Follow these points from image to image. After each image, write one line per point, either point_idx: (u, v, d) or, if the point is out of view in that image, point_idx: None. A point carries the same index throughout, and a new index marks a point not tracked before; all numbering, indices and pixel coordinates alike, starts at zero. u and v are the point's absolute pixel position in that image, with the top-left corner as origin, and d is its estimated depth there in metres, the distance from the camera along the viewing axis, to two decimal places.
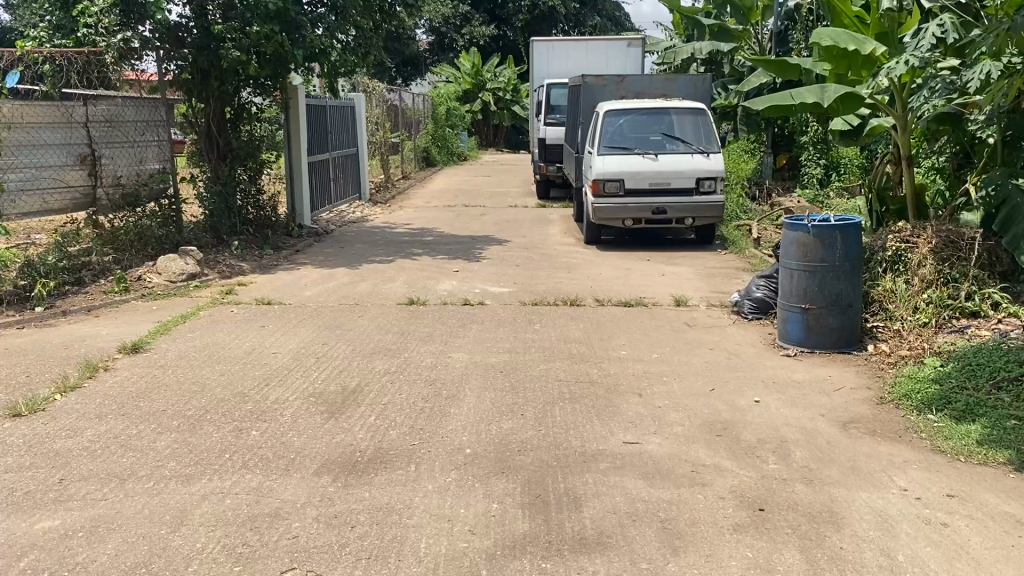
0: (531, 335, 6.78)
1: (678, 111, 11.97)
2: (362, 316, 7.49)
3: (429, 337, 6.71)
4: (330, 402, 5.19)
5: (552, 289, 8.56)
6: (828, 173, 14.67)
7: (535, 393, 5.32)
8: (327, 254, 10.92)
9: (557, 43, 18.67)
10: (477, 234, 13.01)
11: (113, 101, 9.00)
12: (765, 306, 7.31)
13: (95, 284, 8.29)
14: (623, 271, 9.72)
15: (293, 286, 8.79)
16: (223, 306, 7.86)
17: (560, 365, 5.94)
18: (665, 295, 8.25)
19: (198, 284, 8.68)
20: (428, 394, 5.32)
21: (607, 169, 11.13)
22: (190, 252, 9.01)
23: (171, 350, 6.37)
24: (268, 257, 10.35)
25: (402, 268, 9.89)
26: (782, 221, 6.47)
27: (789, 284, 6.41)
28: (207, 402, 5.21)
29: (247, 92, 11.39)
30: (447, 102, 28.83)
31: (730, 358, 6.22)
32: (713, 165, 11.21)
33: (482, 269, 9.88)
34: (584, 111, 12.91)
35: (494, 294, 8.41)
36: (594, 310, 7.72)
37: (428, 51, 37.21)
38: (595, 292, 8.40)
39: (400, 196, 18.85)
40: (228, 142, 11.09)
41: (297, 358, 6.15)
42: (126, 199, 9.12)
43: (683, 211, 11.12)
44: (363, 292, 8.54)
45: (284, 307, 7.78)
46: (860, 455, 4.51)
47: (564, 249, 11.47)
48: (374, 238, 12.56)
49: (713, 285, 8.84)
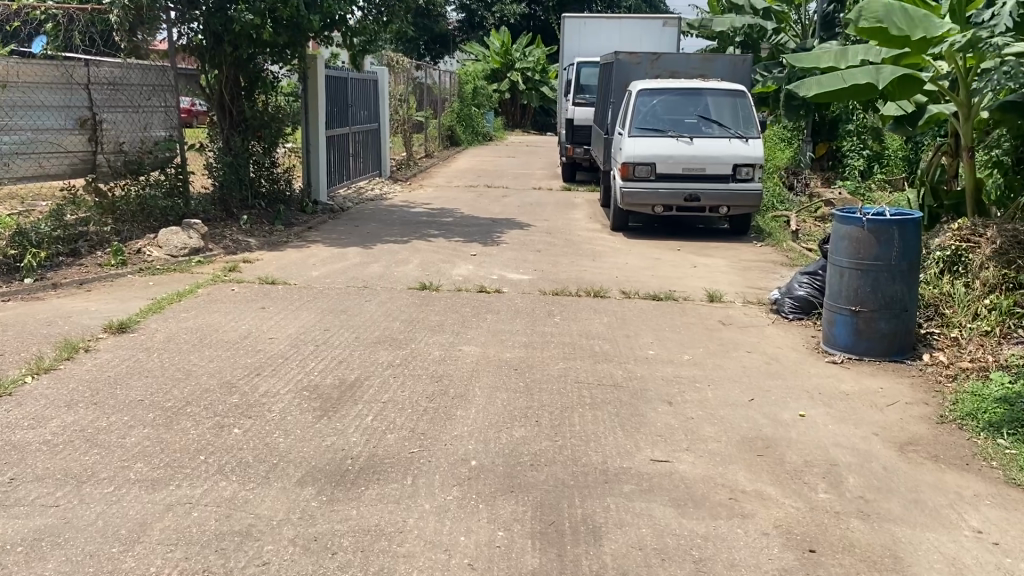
0: (551, 329, 6.23)
1: (716, 92, 11.30)
2: (370, 300, 6.98)
3: (439, 326, 6.19)
4: (325, 398, 4.67)
5: (576, 278, 8.00)
6: (871, 165, 14.00)
7: (553, 397, 4.77)
8: (340, 233, 10.42)
9: (589, 20, 18.04)
10: (498, 216, 12.46)
11: (117, 63, 8.51)
12: (807, 305, 6.74)
13: (91, 256, 7.85)
14: (651, 261, 9.14)
15: (300, 265, 8.30)
16: (224, 284, 7.39)
17: (582, 365, 5.39)
18: (697, 289, 7.67)
19: (201, 260, 8.21)
20: (434, 392, 4.79)
21: (638, 152, 10.51)
22: (194, 225, 8.55)
23: (161, 331, 5.90)
24: (278, 233, 9.86)
25: (417, 250, 9.37)
26: (833, 213, 5.86)
27: (838, 283, 5.81)
28: (189, 392, 4.72)
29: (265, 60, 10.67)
30: (474, 81, 28.20)
31: (769, 364, 5.64)
32: (751, 151, 10.55)
33: (502, 253, 9.34)
34: (615, 90, 12.25)
35: (513, 281, 7.87)
36: (620, 303, 7.16)
37: (457, 29, 36.51)
38: (621, 283, 7.84)
39: (421, 175, 18.30)
40: (242, 111, 10.53)
41: (295, 344, 5.65)
42: (129, 167, 8.65)
43: (718, 199, 10.49)
44: (375, 274, 8.04)
45: (288, 288, 7.28)
46: (923, 485, 3.93)
47: (590, 236, 10.89)
48: (391, 217, 12.05)
49: (748, 280, 8.24)
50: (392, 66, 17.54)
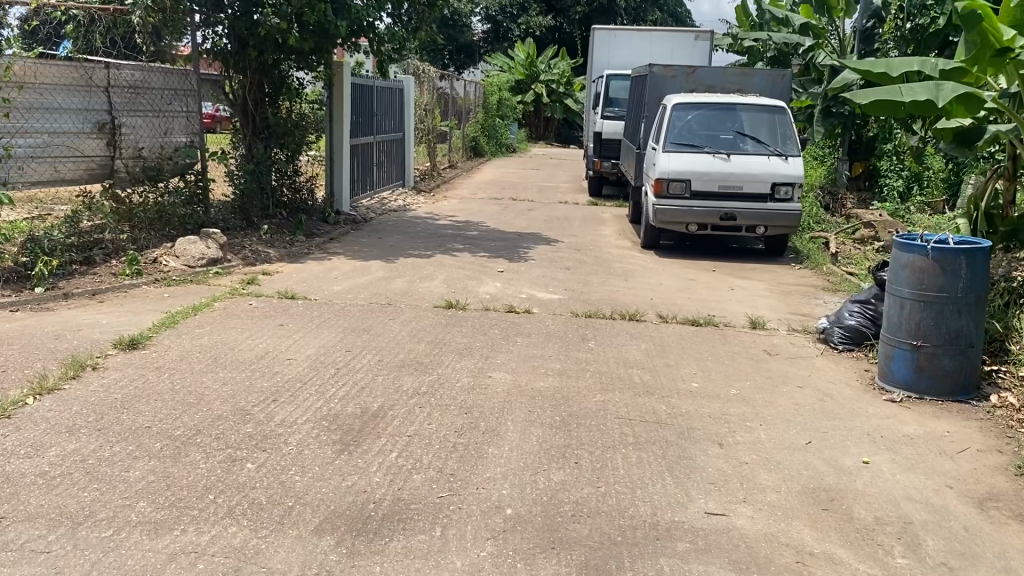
0: (586, 355, 5.85)
1: (754, 108, 10.90)
2: (394, 318, 6.63)
3: (467, 349, 5.82)
4: (346, 430, 4.32)
5: (608, 300, 7.61)
6: (911, 186, 13.53)
7: (592, 435, 4.38)
8: (362, 244, 10.10)
9: (620, 31, 17.68)
10: (525, 231, 12.10)
11: (139, 66, 8.26)
12: (858, 336, 6.33)
13: (105, 265, 7.56)
14: (687, 282, 8.75)
15: (321, 279, 7.97)
16: (242, 298, 7.07)
17: (622, 397, 5.01)
18: (738, 314, 7.27)
19: (218, 271, 7.91)
20: (463, 426, 4.42)
21: (673, 168, 10.14)
22: (212, 234, 8.26)
23: (173, 349, 5.58)
24: (299, 244, 9.55)
25: (442, 265, 9.03)
26: (893, 239, 5.45)
27: (897, 315, 5.40)
28: (200, 420, 4.38)
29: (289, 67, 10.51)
30: (499, 92, 27.90)
31: (823, 402, 5.23)
32: (791, 169, 10.14)
33: (530, 270, 8.98)
34: (648, 104, 11.90)
35: (543, 301, 7.50)
36: (657, 328, 6.76)
37: (483, 40, 36.30)
38: (657, 305, 7.44)
39: (445, 186, 18.00)
40: (265, 118, 10.28)
41: (314, 367, 5.30)
42: (147, 173, 8.37)
43: (755, 218, 10.07)
44: (399, 290, 7.70)
45: (308, 304, 6.94)
46: (1011, 550, 3.50)
47: (620, 253, 10.51)
48: (414, 229, 11.73)
49: (790, 306, 7.82)
50: (418, 75, 17.27)
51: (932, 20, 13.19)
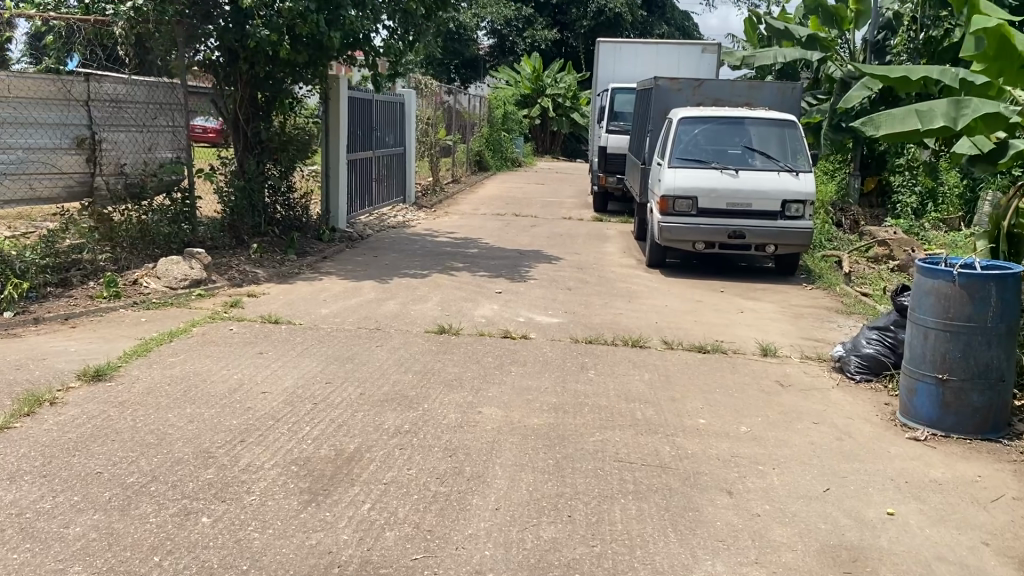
0: (585, 386, 5.44)
1: (763, 122, 10.52)
2: (381, 345, 6.24)
3: (457, 381, 5.42)
4: (316, 476, 3.93)
5: (611, 324, 7.22)
6: (925, 203, 13.14)
7: (588, 482, 3.98)
8: (356, 262, 9.73)
9: (625, 44, 17.31)
10: (526, 248, 11.72)
11: (121, 80, 7.95)
12: (876, 365, 5.94)
13: (82, 287, 7.22)
14: (693, 303, 8.34)
15: (309, 301, 7.60)
16: (223, 322, 6.71)
17: (622, 437, 4.60)
18: (748, 340, 6.86)
19: (201, 293, 7.56)
20: (446, 471, 4.02)
21: (679, 184, 9.76)
22: (197, 254, 7.92)
23: (141, 381, 5.21)
24: (289, 263, 9.18)
25: (438, 285, 8.65)
26: (915, 264, 5.03)
27: (921, 346, 4.98)
28: (158, 464, 3.99)
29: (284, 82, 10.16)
30: (504, 106, 27.60)
31: (841, 441, 4.81)
32: (802, 186, 9.75)
33: (529, 291, 8.59)
34: (653, 117, 11.54)
35: (541, 325, 7.11)
36: (661, 355, 6.36)
37: (489, 55, 36.04)
38: (662, 330, 7.04)
39: (446, 201, 17.65)
40: (257, 133, 9.98)
41: (289, 402, 4.92)
42: (130, 190, 8.04)
43: (765, 237, 9.68)
44: (390, 313, 7.32)
45: (292, 329, 6.57)
46: None
47: (624, 273, 10.12)
48: (412, 246, 11.35)
49: (803, 331, 7.41)
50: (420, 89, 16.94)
51: (946, 33, 12.84)
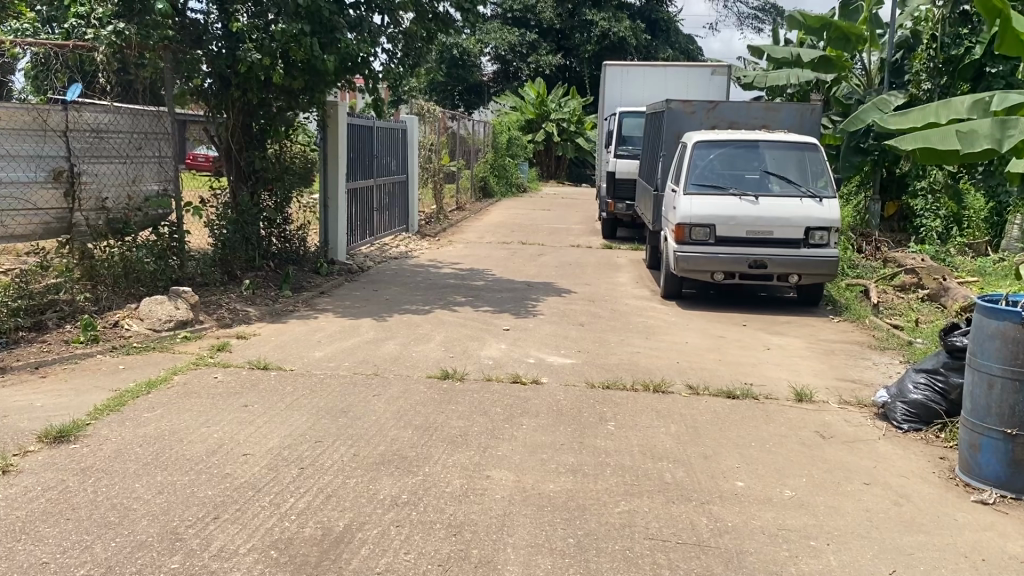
0: (606, 442, 4.88)
1: (782, 145, 9.99)
2: (379, 393, 5.69)
3: (462, 437, 4.86)
4: (298, 564, 3.37)
5: (629, 365, 6.66)
6: (949, 227, 12.61)
7: (615, 568, 3.41)
8: (355, 298, 9.21)
9: (632, 67, 16.88)
10: (535, 279, 11.19)
11: (104, 108, 7.51)
12: (926, 413, 5.38)
13: (57, 331, 6.72)
14: (715, 340, 7.79)
15: (302, 343, 7.07)
16: (207, 369, 6.19)
17: (652, 506, 4.03)
18: (779, 383, 6.29)
19: (187, 335, 7.05)
20: (449, 557, 3.45)
21: (696, 212, 9.25)
22: (182, 293, 7.42)
23: (110, 441, 4.68)
24: (284, 300, 8.66)
25: (441, 322, 8.11)
26: (976, 303, 4.46)
27: (985, 396, 4.40)
28: (114, 550, 3.44)
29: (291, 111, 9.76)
30: (508, 132, 27.17)
31: (900, 506, 4.23)
32: (826, 212, 9.22)
33: (539, 327, 8.04)
34: (665, 142, 11.05)
35: (553, 367, 6.55)
36: (686, 402, 5.80)
37: (493, 81, 35.72)
38: (685, 372, 6.48)
39: (451, 230, 17.15)
40: (251, 163, 9.55)
41: (273, 467, 4.37)
42: (112, 226, 7.57)
43: (788, 266, 9.13)
44: (389, 355, 6.77)
45: (282, 377, 6.03)
46: None
47: (639, 306, 9.56)
48: (414, 278, 10.84)
49: (837, 371, 6.83)
50: (422, 115, 16.51)
51: (967, 51, 12.29)
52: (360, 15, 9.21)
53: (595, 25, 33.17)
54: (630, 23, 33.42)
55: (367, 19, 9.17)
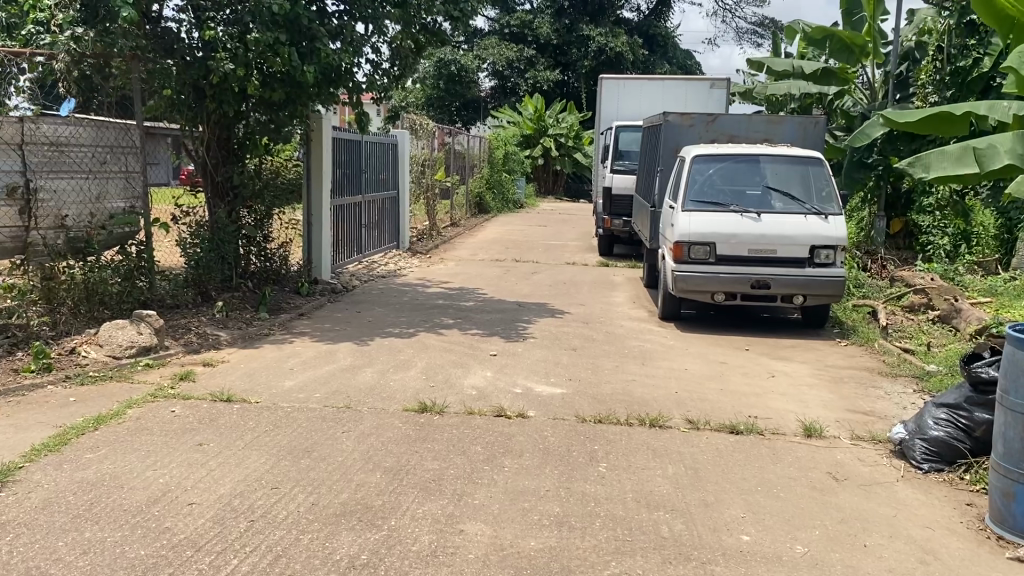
0: (596, 487, 4.39)
1: (784, 159, 9.55)
2: (349, 430, 5.20)
3: (436, 482, 4.37)
4: None
5: (623, 395, 6.18)
6: (958, 245, 12.19)
7: None
8: (336, 320, 8.74)
9: (629, 80, 16.47)
10: (527, 299, 10.72)
11: (64, 120, 7.07)
12: (947, 452, 4.89)
13: (7, 360, 6.25)
14: (715, 366, 7.31)
15: (273, 371, 6.58)
16: (165, 402, 5.71)
17: (646, 568, 3.54)
18: (785, 417, 5.81)
19: (149, 363, 6.57)
20: None
21: (695, 230, 8.80)
22: (147, 316, 6.91)
23: (40, 488, 4.19)
24: (258, 323, 8.18)
25: (424, 346, 7.63)
26: (1008, 332, 3.98)
27: (1020, 439, 3.89)
28: None
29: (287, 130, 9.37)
30: (505, 147, 26.76)
31: (927, 566, 3.74)
32: (832, 230, 8.77)
33: (528, 352, 7.56)
34: (663, 156, 10.62)
35: (542, 397, 6.06)
36: (685, 439, 5.31)
37: (490, 97, 35.40)
38: (684, 404, 5.99)
39: (443, 247, 16.69)
40: (228, 179, 9.12)
41: (220, 520, 3.88)
42: (73, 245, 7.14)
43: (793, 286, 8.67)
44: (365, 384, 6.28)
45: (245, 411, 5.55)
46: None
47: (635, 328, 9.08)
48: (400, 298, 10.37)
49: (847, 402, 6.35)
50: (414, 129, 16.08)
51: (976, 62, 11.92)
52: (341, 23, 8.79)
53: (591, 40, 32.89)
54: (627, 39, 33.17)
55: (348, 27, 8.75)
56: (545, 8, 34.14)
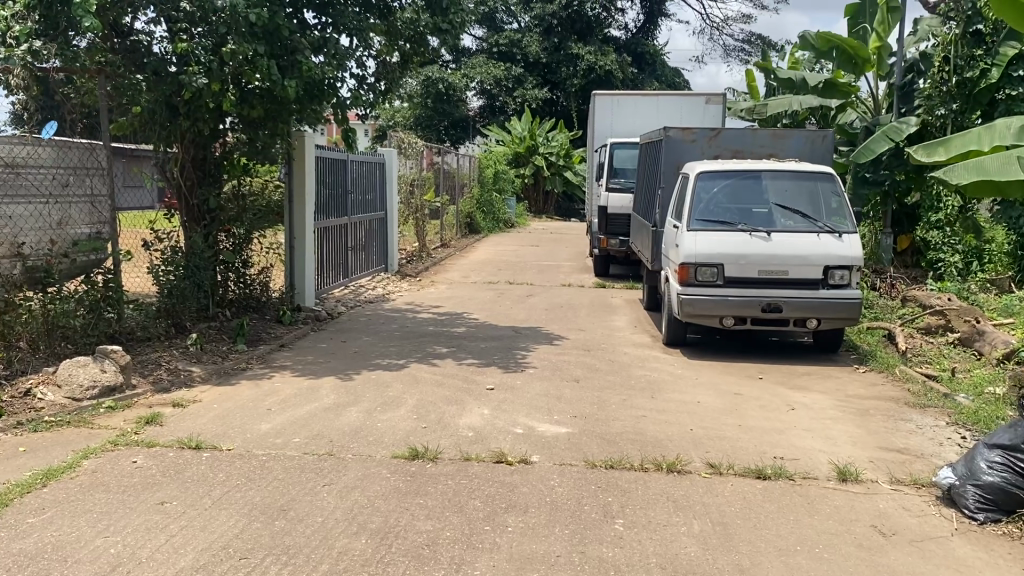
0: (614, 552, 3.84)
1: (793, 175, 9.05)
2: (331, 483, 4.63)
3: (431, 550, 3.80)
4: None
5: (635, 435, 5.62)
6: (970, 262, 11.74)
7: None
8: (319, 351, 8.17)
9: (624, 97, 15.99)
10: (522, 324, 10.16)
11: (22, 140, 6.52)
12: (1005, 500, 4.35)
13: None
14: (730, 399, 6.77)
15: (249, 412, 5.99)
16: (126, 451, 5.11)
17: None
18: (815, 458, 5.26)
19: (112, 404, 5.97)
20: None
21: (701, 250, 8.30)
22: (112, 353, 6.34)
23: None
24: (235, 356, 7.60)
25: (415, 380, 7.05)
26: None
27: None
28: None
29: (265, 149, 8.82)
30: (496, 166, 26.32)
31: None
32: (846, 248, 8.28)
33: (527, 385, 6.99)
34: (663, 173, 10.13)
35: (545, 438, 5.50)
36: (707, 486, 4.76)
37: (479, 115, 34.99)
38: (701, 445, 5.44)
39: (434, 269, 16.14)
40: (204, 202, 8.57)
41: None
42: (32, 275, 6.54)
43: (806, 309, 8.16)
44: (350, 426, 5.69)
45: (216, 461, 4.96)
46: None
47: (639, 355, 8.54)
48: (389, 325, 9.81)
49: (877, 438, 5.82)
50: (402, 148, 15.54)
51: (982, 73, 11.45)
52: (324, 35, 8.26)
53: (581, 59, 32.53)
54: (616, 57, 32.87)
55: (332, 40, 8.21)
56: (533, 26, 33.84)
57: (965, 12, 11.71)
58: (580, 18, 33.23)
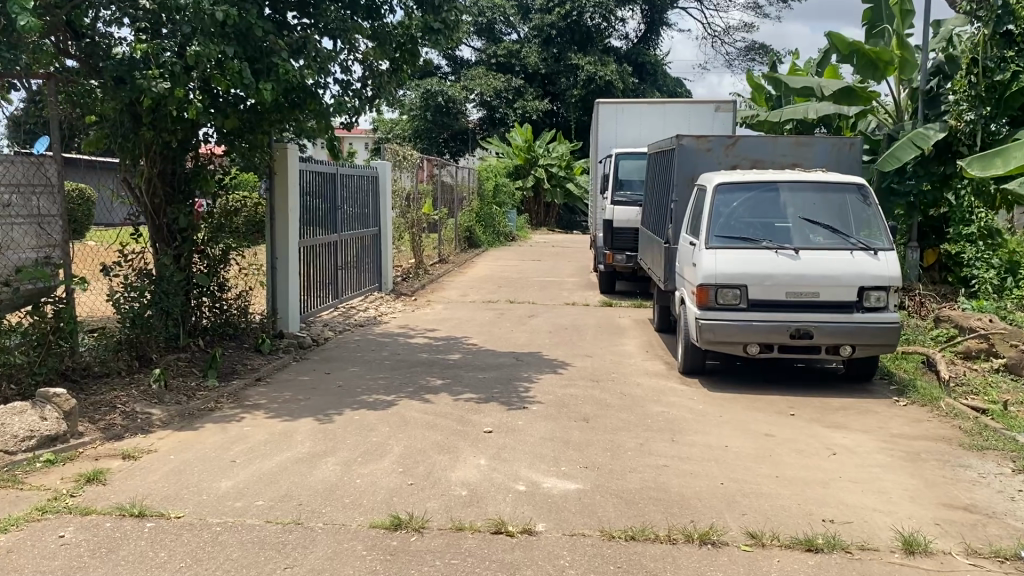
0: None
1: (820, 186, 8.26)
2: (294, 566, 3.81)
3: None
4: None
5: (657, 493, 4.80)
6: (1004, 278, 10.84)
7: None
8: (299, 386, 7.34)
9: (629, 105, 15.22)
10: (523, 350, 9.34)
11: None
12: None
13: None
14: (761, 442, 5.95)
15: (209, 466, 5.17)
16: (54, 521, 4.30)
17: None
18: (873, 523, 4.44)
19: (51, 458, 5.15)
20: None
21: (722, 270, 7.51)
22: (54, 395, 5.54)
23: None
24: (203, 394, 6.79)
25: (403, 421, 6.22)
26: None
27: None
28: None
29: (240, 161, 8.03)
30: (495, 179, 25.54)
31: None
32: (883, 267, 7.47)
33: (530, 427, 6.17)
34: (676, 185, 9.34)
35: (552, 498, 4.69)
36: (749, 563, 3.93)
37: (478, 126, 34.21)
38: (736, 506, 4.61)
39: (430, 287, 15.33)
40: (173, 221, 7.78)
41: None
42: None
43: (839, 335, 7.36)
44: (324, 483, 4.88)
45: (157, 535, 4.14)
46: None
47: (653, 387, 7.72)
48: (379, 353, 9.00)
49: (937, 492, 5.00)
50: (396, 160, 14.74)
51: (1013, 76, 10.80)
52: (303, 36, 7.49)
53: (581, 69, 31.76)
54: (617, 66, 32.11)
55: (313, 40, 7.44)
56: (532, 37, 33.17)
57: (994, 12, 10.86)
58: (579, 28, 32.50)
